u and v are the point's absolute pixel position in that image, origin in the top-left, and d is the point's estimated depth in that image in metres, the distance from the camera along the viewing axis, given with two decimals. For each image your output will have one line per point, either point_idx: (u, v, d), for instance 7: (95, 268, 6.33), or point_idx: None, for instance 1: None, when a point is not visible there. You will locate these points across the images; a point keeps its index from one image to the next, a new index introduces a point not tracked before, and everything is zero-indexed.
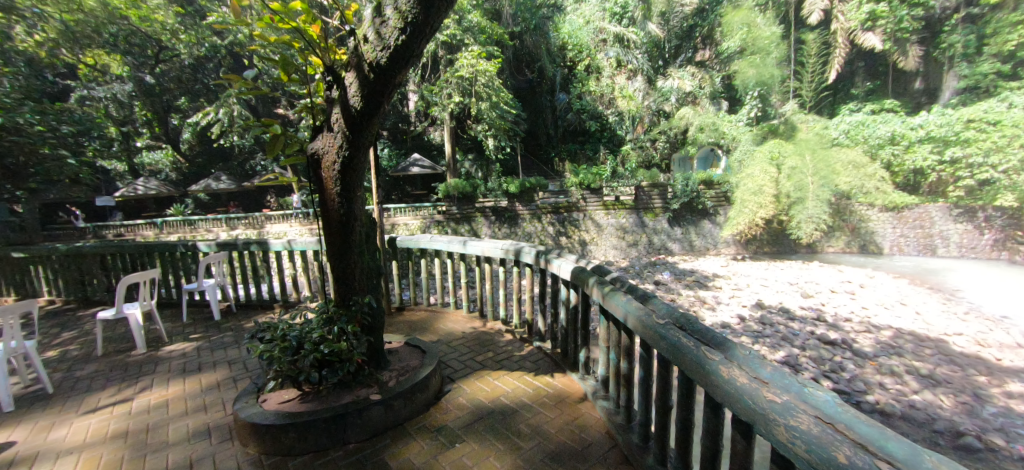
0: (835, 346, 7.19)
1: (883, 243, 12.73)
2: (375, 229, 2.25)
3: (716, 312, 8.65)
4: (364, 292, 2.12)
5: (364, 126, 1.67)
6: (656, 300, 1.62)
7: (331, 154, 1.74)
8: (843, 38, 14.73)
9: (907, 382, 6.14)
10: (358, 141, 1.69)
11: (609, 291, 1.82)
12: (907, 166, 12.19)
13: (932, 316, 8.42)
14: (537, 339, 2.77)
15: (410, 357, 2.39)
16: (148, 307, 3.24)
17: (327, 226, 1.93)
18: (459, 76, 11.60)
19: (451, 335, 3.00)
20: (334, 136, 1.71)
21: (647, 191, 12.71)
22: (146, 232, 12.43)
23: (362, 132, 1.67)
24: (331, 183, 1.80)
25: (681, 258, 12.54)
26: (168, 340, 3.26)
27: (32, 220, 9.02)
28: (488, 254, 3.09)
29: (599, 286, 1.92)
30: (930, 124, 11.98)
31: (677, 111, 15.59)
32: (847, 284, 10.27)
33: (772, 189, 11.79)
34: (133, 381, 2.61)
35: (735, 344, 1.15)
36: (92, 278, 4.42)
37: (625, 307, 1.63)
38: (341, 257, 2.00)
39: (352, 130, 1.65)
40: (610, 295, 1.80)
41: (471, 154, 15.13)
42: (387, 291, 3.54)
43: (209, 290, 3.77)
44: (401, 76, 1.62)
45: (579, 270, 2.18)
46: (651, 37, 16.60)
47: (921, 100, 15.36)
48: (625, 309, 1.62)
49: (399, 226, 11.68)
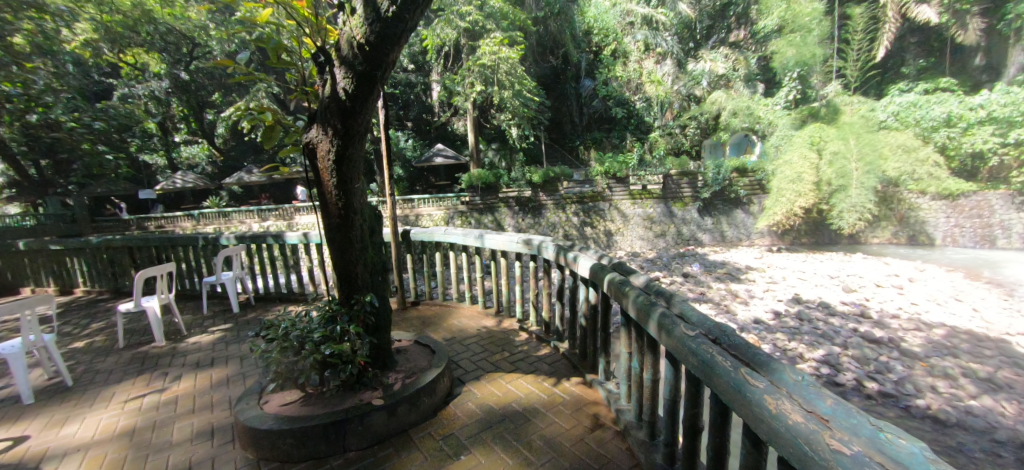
0: (881, 345, 6.69)
1: (935, 233, 11.80)
2: (379, 222, 2.13)
3: (748, 306, 8.23)
4: (367, 291, 2.00)
5: (358, 111, 1.53)
6: (684, 306, 1.42)
7: (324, 142, 1.61)
8: (894, 12, 13.60)
9: (963, 386, 5.64)
10: (352, 127, 1.55)
11: (631, 293, 1.62)
12: (964, 149, 11.18)
13: (992, 314, 7.72)
14: (554, 339, 2.58)
15: (419, 357, 2.28)
16: (167, 300, 3.28)
17: (327, 220, 1.82)
18: (482, 63, 11.36)
19: (466, 333, 2.86)
20: (327, 123, 1.58)
21: (676, 180, 12.21)
22: (183, 223, 12.92)
23: (358, 116, 1.53)
24: (327, 175, 1.67)
25: (712, 249, 12.05)
26: (187, 333, 3.29)
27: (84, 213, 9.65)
28: (504, 248, 2.93)
29: (618, 288, 1.72)
30: (992, 103, 11.06)
31: (709, 95, 14.89)
32: (894, 278, 9.56)
33: (812, 176, 11.09)
34: (149, 373, 2.65)
35: (783, 367, 0.94)
36: (121, 270, 4.57)
37: (647, 313, 1.44)
38: (343, 253, 1.88)
39: (346, 115, 1.51)
40: (631, 296, 1.61)
41: (494, 144, 15.00)
42: (401, 285, 3.42)
43: (228, 283, 3.75)
44: (395, 54, 1.48)
45: (598, 266, 1.98)
46: (681, 18, 16.05)
47: (982, 78, 13.93)
48: (648, 316, 1.42)
49: (423, 217, 11.71)
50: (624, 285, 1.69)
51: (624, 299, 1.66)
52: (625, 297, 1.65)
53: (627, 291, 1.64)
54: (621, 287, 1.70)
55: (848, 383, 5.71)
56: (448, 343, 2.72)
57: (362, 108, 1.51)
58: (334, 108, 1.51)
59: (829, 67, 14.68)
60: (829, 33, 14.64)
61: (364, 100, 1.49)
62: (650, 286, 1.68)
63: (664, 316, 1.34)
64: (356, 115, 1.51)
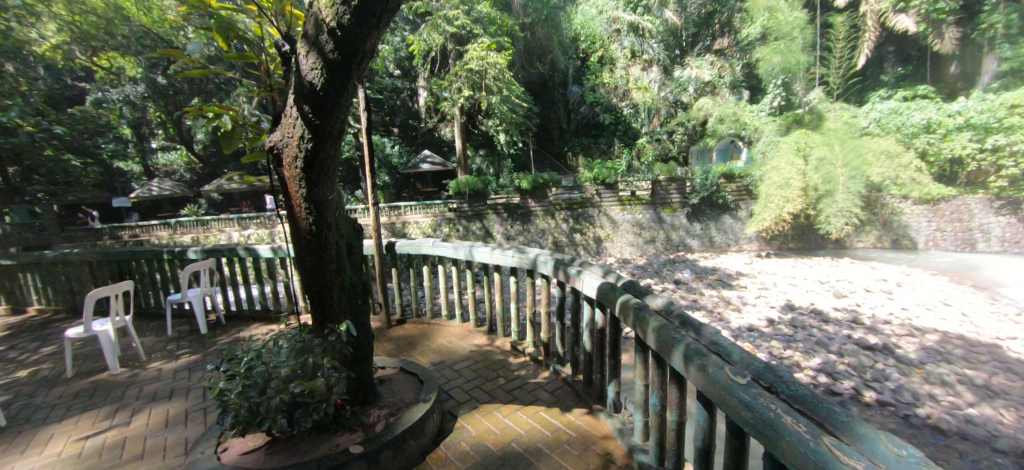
0: (876, 352, 6.63)
1: (917, 237, 11.99)
2: (359, 237, 1.88)
3: (741, 313, 8.13)
4: (344, 318, 1.75)
5: (329, 112, 1.28)
6: (718, 339, 1.21)
7: (290, 146, 1.36)
8: (872, 21, 13.89)
9: (961, 394, 5.58)
10: (324, 130, 1.30)
11: (652, 320, 1.40)
12: (943, 155, 11.37)
13: (980, 319, 7.74)
14: (554, 362, 2.35)
15: (405, 389, 2.02)
16: (124, 324, 2.94)
17: (297, 238, 1.57)
18: (469, 68, 11.17)
19: (456, 356, 2.60)
20: (293, 123, 1.32)
21: (664, 186, 12.16)
22: (159, 232, 12.36)
23: (331, 116, 1.29)
24: (295, 185, 1.42)
25: (701, 255, 12.00)
26: (146, 358, 2.95)
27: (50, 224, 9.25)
28: (497, 262, 2.68)
29: (635, 314, 1.50)
30: (969, 110, 11.22)
31: (696, 102, 15.01)
32: (883, 282, 9.59)
33: (799, 181, 11.16)
34: (99, 408, 2.34)
35: (877, 438, 0.73)
36: (80, 287, 4.19)
37: (676, 349, 1.22)
38: (316, 274, 1.63)
39: (314, 114, 1.26)
40: (652, 324, 1.39)
41: (482, 150, 14.74)
42: (386, 301, 3.16)
43: (195, 301, 3.43)
44: (373, 42, 1.24)
45: (607, 286, 1.76)
46: (667, 25, 16.16)
47: (957, 86, 14.27)
48: (678, 352, 1.20)
49: (410, 224, 11.34)
50: (644, 311, 1.47)
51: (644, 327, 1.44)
52: (644, 325, 1.43)
53: (648, 318, 1.42)
54: (639, 313, 1.48)
55: (846, 392, 5.60)
56: (437, 367, 2.45)
57: (335, 105, 1.27)
58: (301, 105, 1.26)
59: (813, 74, 14.71)
60: (812, 41, 14.82)
61: (337, 96, 1.25)
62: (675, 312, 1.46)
63: (700, 352, 1.12)
64: (328, 114, 1.27)
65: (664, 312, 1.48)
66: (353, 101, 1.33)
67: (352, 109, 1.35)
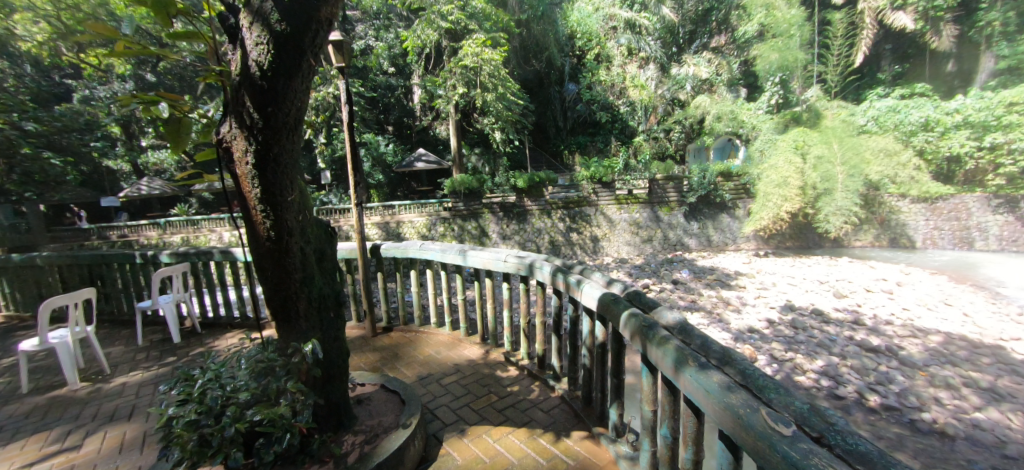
0: (878, 354, 6.50)
1: (915, 236, 11.90)
2: (332, 242, 1.67)
3: (740, 314, 7.99)
4: (313, 335, 1.55)
5: (280, 97, 1.07)
6: (749, 370, 1.01)
7: (238, 139, 1.15)
8: (870, 18, 13.73)
9: (967, 397, 5.46)
10: (276, 119, 1.10)
11: (665, 341, 1.21)
12: (941, 153, 11.26)
13: (982, 319, 7.64)
14: (550, 377, 2.16)
15: (385, 410, 1.82)
16: (84, 335, 2.71)
17: (255, 247, 1.36)
18: (464, 65, 10.95)
19: (444, 368, 2.40)
20: (239, 111, 1.11)
21: (661, 184, 12.00)
22: (149, 232, 12.02)
23: (283, 103, 1.08)
24: (247, 184, 1.21)
25: (699, 255, 11.85)
26: (111, 370, 2.73)
27: (37, 223, 9.01)
28: (489, 266, 2.50)
29: (645, 334, 1.29)
30: (967, 108, 11.10)
31: (693, 99, 14.85)
32: (882, 282, 9.48)
33: (797, 180, 11.02)
34: (48, 430, 2.11)
35: None
36: (50, 292, 3.94)
37: (698, 383, 1.02)
38: (279, 286, 1.42)
39: (262, 99, 1.06)
40: (666, 348, 1.19)
41: (477, 148, 14.42)
42: (371, 307, 2.96)
43: (167, 308, 3.22)
44: (330, 14, 1.05)
45: (609, 298, 1.57)
46: (664, 22, 16.01)
47: (954, 83, 14.19)
48: (701, 386, 1.01)
49: (404, 224, 11.09)
50: (656, 332, 1.27)
51: (656, 350, 1.24)
52: (656, 347, 1.23)
53: (662, 339, 1.23)
54: (650, 334, 1.27)
55: (850, 396, 5.45)
56: (423, 382, 2.25)
57: (289, 88, 1.07)
58: (245, 89, 1.05)
59: (811, 72, 14.55)
60: (810, 38, 14.68)
61: (289, 77, 1.05)
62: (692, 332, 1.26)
63: (729, 390, 0.93)
64: (281, 100, 1.07)
65: (680, 331, 1.28)
66: (310, 83, 1.14)
67: (311, 93, 1.16)
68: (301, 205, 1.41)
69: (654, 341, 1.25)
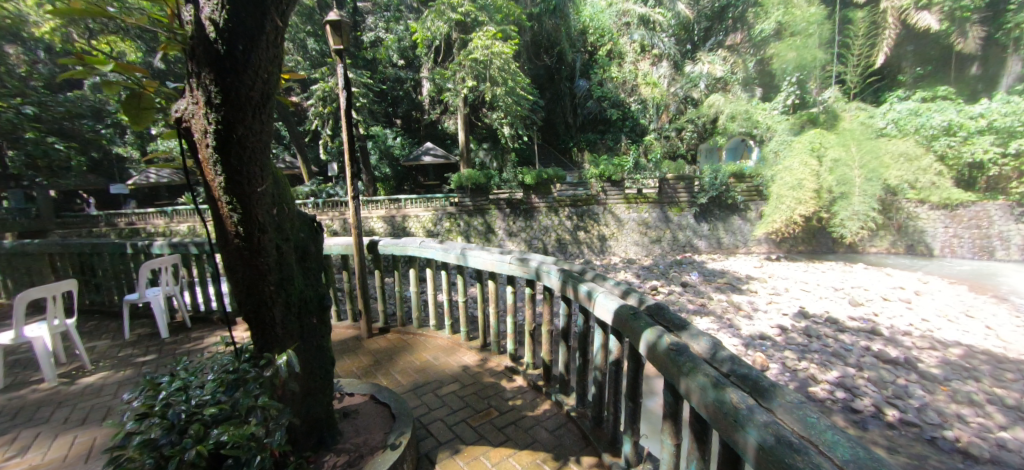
0: (896, 366, 6.23)
1: (933, 243, 11.51)
2: (316, 240, 1.51)
3: (752, 320, 7.74)
4: (290, 344, 1.37)
5: (240, 63, 0.91)
6: (810, 416, 0.82)
7: (196, 118, 0.98)
8: (893, 18, 13.16)
9: (991, 415, 5.19)
10: (236, 91, 0.93)
11: (698, 369, 1.02)
12: (964, 159, 10.85)
13: (1006, 332, 7.31)
14: (556, 391, 1.97)
15: (373, 427, 1.65)
16: (63, 329, 2.59)
17: (224, 247, 1.18)
18: (473, 58, 10.69)
19: (441, 377, 2.23)
20: (196, 83, 0.95)
21: (672, 184, 11.72)
22: (156, 220, 11.95)
23: (244, 71, 0.93)
24: (210, 171, 1.04)
25: (709, 258, 11.58)
26: (92, 368, 2.59)
27: (45, 209, 9.01)
28: (492, 269, 2.31)
29: (673, 360, 1.11)
30: (993, 112, 10.68)
31: (707, 98, 14.48)
32: (900, 290, 9.16)
33: (813, 182, 10.69)
34: (13, 433, 1.96)
35: None
36: (40, 280, 3.82)
37: (745, 430, 0.83)
38: (252, 291, 1.25)
39: (220, 68, 0.90)
40: (699, 379, 1.01)
41: (485, 144, 14.18)
42: (367, 307, 2.79)
43: (155, 301, 3.08)
44: None
45: (625, 310, 1.38)
46: (679, 18, 15.75)
47: (978, 87, 13.66)
48: (751, 436, 0.82)
49: (410, 218, 10.92)
50: (687, 358, 1.08)
51: (685, 381, 1.06)
52: (687, 377, 1.05)
53: (693, 367, 1.04)
54: (679, 359, 1.09)
55: (866, 410, 5.20)
56: (417, 393, 2.07)
57: (253, 52, 0.92)
58: (200, 53, 0.90)
59: (829, 72, 14.14)
60: (830, 37, 14.25)
61: (252, 39, 0.91)
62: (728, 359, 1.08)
63: (792, 448, 0.73)
64: (245, 68, 0.92)
65: (712, 358, 1.10)
66: (280, 51, 1.00)
67: (281, 63, 1.01)
68: (277, 197, 1.24)
69: (684, 369, 1.07)
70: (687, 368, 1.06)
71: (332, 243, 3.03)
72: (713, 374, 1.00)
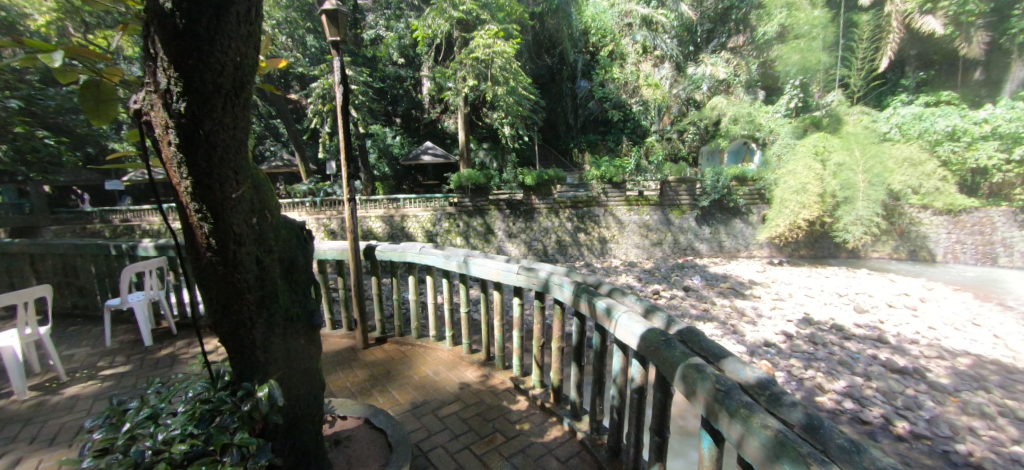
0: (905, 375, 6.09)
1: (936, 249, 11.43)
2: (304, 251, 1.35)
3: (756, 326, 7.60)
4: (273, 371, 1.21)
5: (201, 41, 0.76)
6: None
7: (157, 110, 0.82)
8: (897, 22, 13.08)
9: (1004, 428, 5.04)
10: (197, 75, 0.77)
11: (755, 418, 0.83)
12: (968, 165, 10.70)
13: (1015, 341, 7.18)
14: (568, 415, 1.81)
15: (367, 458, 1.49)
16: (36, 338, 2.43)
17: (195, 262, 1.02)
18: (474, 57, 10.54)
19: (442, 396, 2.06)
20: (153, 67, 0.79)
21: (673, 187, 11.59)
22: (151, 217, 11.73)
23: (207, 52, 0.77)
24: (175, 173, 0.88)
25: (711, 261, 11.44)
26: (67, 379, 2.42)
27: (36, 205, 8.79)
28: (498, 278, 2.16)
29: (718, 402, 0.92)
30: (997, 118, 10.41)
31: (709, 100, 14.34)
32: (905, 297, 9.03)
33: (817, 186, 10.50)
34: None
35: None
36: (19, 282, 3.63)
37: None
38: (228, 311, 1.09)
39: (180, 46, 0.75)
40: (759, 431, 0.81)
41: (485, 143, 14.03)
42: (363, 316, 2.61)
43: (137, 307, 2.91)
44: None
45: (654, 334, 1.23)
46: (682, 19, 15.58)
47: (981, 92, 13.26)
48: None
49: (408, 218, 10.73)
50: (738, 400, 0.89)
51: (738, 429, 0.87)
52: (741, 425, 0.85)
53: (749, 413, 0.85)
54: (728, 401, 0.90)
55: (876, 421, 5.05)
56: (417, 415, 1.90)
57: (219, 26, 0.77)
58: (154, 25, 0.74)
59: (832, 75, 14.02)
60: (834, 40, 14.11)
61: (217, 11, 0.76)
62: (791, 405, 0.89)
63: None
64: (210, 48, 0.77)
65: (767, 399, 0.92)
66: (254, 27, 0.84)
67: (255, 43, 0.85)
68: (257, 203, 1.08)
69: (736, 414, 0.87)
70: (740, 412, 0.87)
71: (327, 248, 2.86)
72: (777, 426, 0.80)
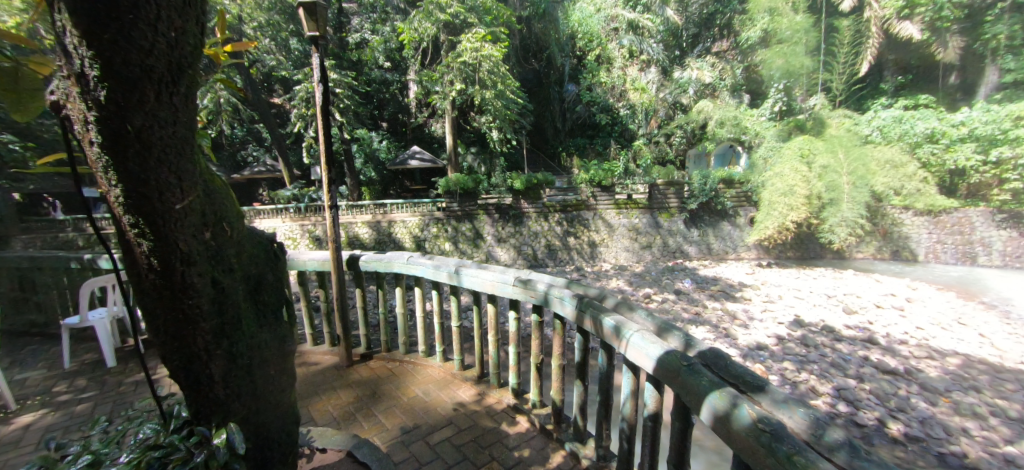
0: (896, 376, 6.09)
1: (918, 249, 11.64)
2: (273, 269, 1.20)
3: (748, 329, 7.56)
4: (236, 410, 1.04)
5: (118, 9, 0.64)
6: None
7: (74, 104, 0.69)
8: (876, 27, 13.38)
9: (995, 428, 5.05)
10: (117, 50, 0.65)
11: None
12: (947, 166, 10.88)
13: (999, 340, 7.28)
14: (571, 440, 1.67)
15: None
16: None
17: (138, 289, 0.86)
18: (461, 61, 10.41)
19: (433, 420, 1.90)
20: (64, 50, 0.66)
21: (662, 190, 11.61)
22: None
23: (126, 23, 0.65)
24: (101, 179, 0.73)
25: (700, 264, 11.45)
26: (15, 407, 2.18)
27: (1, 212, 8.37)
28: (493, 290, 2.00)
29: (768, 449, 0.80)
30: (974, 120, 10.67)
31: (695, 104, 14.42)
32: (891, 297, 9.12)
33: (804, 188, 10.59)
34: None
35: None
36: None
37: None
38: (179, 344, 0.92)
39: (93, 19, 0.64)
40: None
41: (473, 148, 13.87)
42: (346, 331, 2.43)
43: (99, 326, 2.66)
44: None
45: (673, 358, 1.10)
46: (668, 24, 15.63)
47: (957, 96, 13.76)
48: None
49: (396, 223, 10.49)
50: (792, 446, 0.77)
51: None
52: None
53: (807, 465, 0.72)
54: (778, 448, 0.78)
55: (871, 424, 5.01)
56: (404, 443, 1.74)
57: None
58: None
59: (815, 80, 14.26)
60: (815, 45, 14.32)
61: None
62: (845, 452, 0.78)
63: None
64: (130, 17, 0.65)
65: (816, 442, 0.81)
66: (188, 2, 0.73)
67: (192, 22, 0.74)
68: (212, 217, 0.94)
69: (790, 464, 0.75)
70: (794, 463, 0.75)
71: (307, 258, 2.68)
72: None
